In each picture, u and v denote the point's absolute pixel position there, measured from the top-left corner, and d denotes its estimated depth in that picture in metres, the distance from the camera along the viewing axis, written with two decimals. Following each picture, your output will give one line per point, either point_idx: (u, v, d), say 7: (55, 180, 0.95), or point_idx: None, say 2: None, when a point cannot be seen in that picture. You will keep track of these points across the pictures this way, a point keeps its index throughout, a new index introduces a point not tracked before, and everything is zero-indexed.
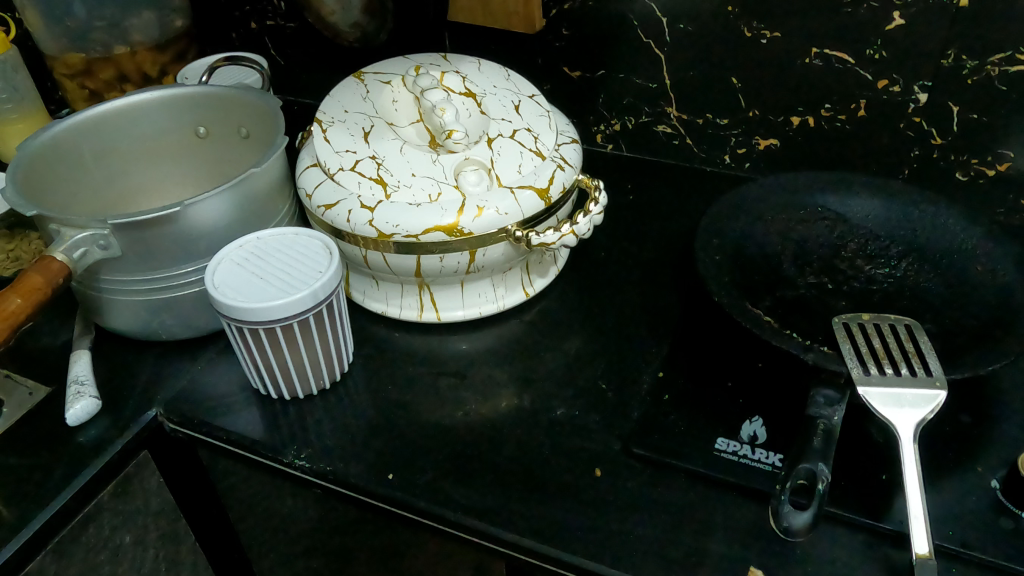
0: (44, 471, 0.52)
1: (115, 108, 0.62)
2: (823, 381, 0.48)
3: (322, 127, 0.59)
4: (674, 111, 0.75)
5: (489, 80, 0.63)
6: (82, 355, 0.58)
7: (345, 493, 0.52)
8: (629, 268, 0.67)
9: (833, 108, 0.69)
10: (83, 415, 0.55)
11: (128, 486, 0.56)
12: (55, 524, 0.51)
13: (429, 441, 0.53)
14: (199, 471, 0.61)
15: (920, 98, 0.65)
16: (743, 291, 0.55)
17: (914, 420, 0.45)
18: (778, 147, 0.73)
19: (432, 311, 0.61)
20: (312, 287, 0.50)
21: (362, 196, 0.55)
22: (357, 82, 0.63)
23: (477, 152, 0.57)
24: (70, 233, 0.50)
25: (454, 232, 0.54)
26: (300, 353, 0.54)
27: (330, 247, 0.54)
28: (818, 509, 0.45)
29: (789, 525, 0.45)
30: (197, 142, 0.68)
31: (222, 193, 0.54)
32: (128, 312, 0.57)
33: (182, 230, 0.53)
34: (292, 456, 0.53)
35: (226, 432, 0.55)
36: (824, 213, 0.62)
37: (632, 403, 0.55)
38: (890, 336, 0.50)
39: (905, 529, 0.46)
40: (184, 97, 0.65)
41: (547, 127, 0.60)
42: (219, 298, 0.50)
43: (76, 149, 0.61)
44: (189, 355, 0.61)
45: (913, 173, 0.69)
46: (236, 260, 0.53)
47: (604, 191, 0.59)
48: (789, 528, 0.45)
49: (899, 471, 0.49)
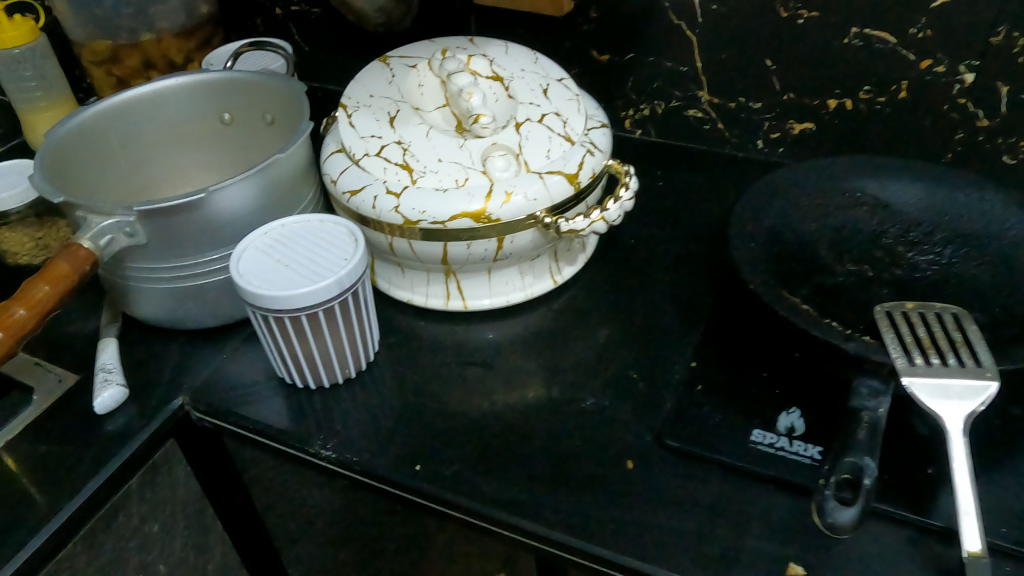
0: (72, 459, 0.52)
1: (140, 95, 0.62)
2: (867, 372, 0.46)
3: (347, 112, 0.58)
4: (705, 95, 0.73)
5: (517, 64, 0.62)
6: (110, 344, 0.58)
7: (373, 485, 0.51)
8: (660, 256, 0.66)
9: (872, 90, 0.66)
10: (111, 403, 0.54)
11: (155, 475, 0.56)
12: (84, 513, 0.51)
13: (457, 431, 0.52)
14: (226, 461, 0.61)
15: (966, 78, 0.62)
16: (780, 279, 0.53)
17: (963, 412, 0.44)
18: (814, 131, 0.71)
19: (458, 299, 0.60)
20: (338, 275, 0.50)
21: (388, 182, 0.54)
22: (382, 66, 0.62)
23: (505, 137, 0.56)
24: (96, 220, 0.49)
25: (482, 219, 0.53)
26: (326, 342, 0.53)
27: (355, 234, 0.53)
28: (865, 506, 0.43)
29: (834, 521, 0.44)
30: (221, 129, 0.68)
31: (247, 179, 0.53)
32: (153, 300, 0.57)
33: (206, 216, 0.52)
34: (319, 446, 0.52)
35: (252, 421, 0.54)
36: (864, 199, 0.60)
37: (665, 395, 0.54)
38: (935, 324, 0.48)
39: (952, 525, 0.44)
40: (209, 84, 0.64)
41: (576, 112, 0.59)
42: (244, 286, 0.49)
43: (102, 136, 0.61)
44: (215, 344, 0.60)
45: (957, 157, 0.67)
46: (261, 248, 0.52)
47: (635, 177, 0.57)
48: (833, 523, 0.44)
49: (944, 466, 0.47)
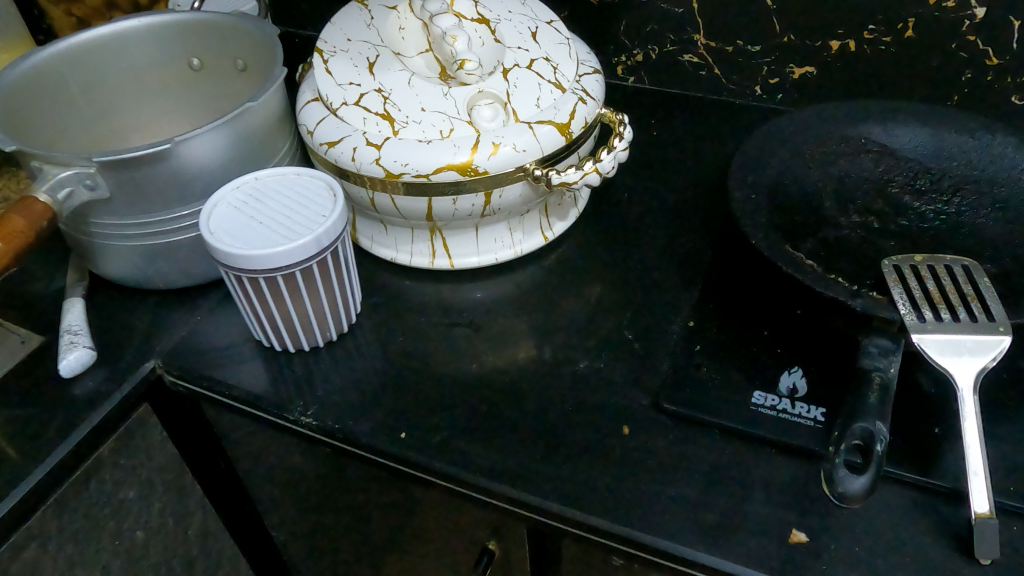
0: (37, 426, 0.49)
1: (102, 36, 0.58)
2: (877, 331, 0.43)
3: (323, 57, 0.55)
4: (701, 39, 0.70)
5: (504, 5, 0.58)
6: (75, 304, 0.54)
7: (356, 452, 0.49)
8: (655, 209, 0.63)
9: (876, 30, 0.63)
10: (77, 366, 0.51)
11: (129, 442, 0.53)
12: (51, 483, 0.48)
13: (444, 395, 0.50)
14: (204, 426, 0.59)
15: (976, 14, 0.59)
16: (783, 232, 0.51)
17: (974, 369, 0.42)
18: (815, 75, 0.68)
19: (444, 257, 0.57)
20: (315, 232, 0.46)
21: (368, 132, 0.51)
22: (360, 9, 0.58)
23: (492, 84, 0.52)
24: (53, 171, 0.46)
25: (469, 172, 0.49)
26: (305, 303, 0.50)
27: (334, 188, 0.50)
28: (878, 473, 0.40)
29: (845, 491, 0.41)
30: (190, 75, 0.64)
31: (216, 129, 0.50)
32: (120, 259, 0.53)
33: (173, 169, 0.49)
34: (299, 413, 0.50)
35: (229, 387, 0.52)
36: (869, 145, 0.57)
37: (661, 354, 0.51)
38: (946, 279, 0.46)
39: (961, 487, 0.42)
40: (175, 26, 0.60)
41: (567, 57, 0.55)
42: (214, 245, 0.46)
43: (61, 80, 0.57)
44: (189, 305, 0.58)
45: (963, 100, 0.64)
46: (233, 204, 0.49)
47: (630, 126, 0.54)
48: (844, 493, 0.41)
49: (952, 425, 0.45)
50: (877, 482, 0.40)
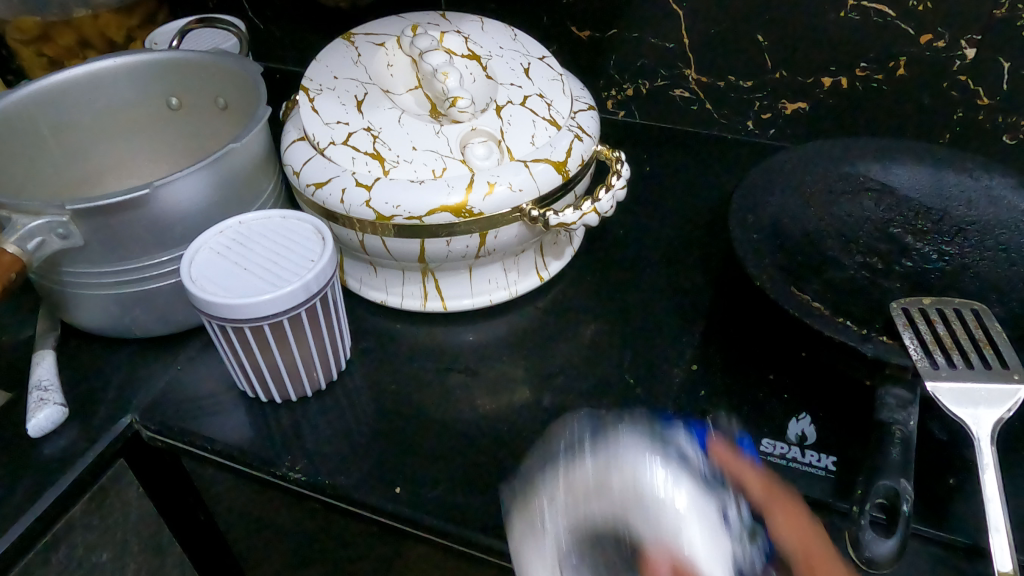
0: (3, 488, 0.46)
1: (76, 77, 0.55)
2: (890, 379, 0.42)
3: (308, 95, 0.53)
4: (692, 74, 0.69)
5: (495, 41, 0.57)
6: (47, 355, 0.51)
7: (347, 508, 0.47)
8: (651, 248, 0.62)
9: (868, 68, 0.63)
10: (48, 425, 0.48)
11: (102, 500, 0.50)
12: (16, 550, 0.45)
13: (439, 445, 0.48)
14: (182, 479, 0.56)
15: (968, 54, 0.59)
16: (787, 274, 0.49)
17: (992, 421, 0.40)
18: (807, 111, 0.67)
19: (436, 299, 0.55)
20: (304, 278, 0.44)
21: (357, 173, 0.49)
22: (346, 45, 0.57)
23: (485, 122, 0.51)
24: (23, 221, 0.43)
25: (463, 213, 0.48)
26: (292, 351, 0.48)
27: (322, 231, 0.48)
28: (906, 534, 0.37)
29: (873, 555, 0.38)
30: (168, 115, 0.61)
31: (197, 172, 0.47)
32: (96, 307, 0.51)
33: (152, 214, 0.47)
34: (286, 468, 0.47)
35: (211, 441, 0.49)
36: (867, 184, 0.56)
37: (663, 401, 0.50)
38: (957, 323, 0.45)
39: (981, 542, 0.41)
40: (151, 64, 0.57)
41: (561, 92, 0.54)
42: (196, 293, 0.43)
43: (31, 123, 0.54)
44: (167, 354, 0.55)
45: (955, 137, 0.63)
46: (216, 249, 0.47)
47: (626, 163, 0.53)
48: (872, 557, 0.38)
49: (968, 475, 0.44)
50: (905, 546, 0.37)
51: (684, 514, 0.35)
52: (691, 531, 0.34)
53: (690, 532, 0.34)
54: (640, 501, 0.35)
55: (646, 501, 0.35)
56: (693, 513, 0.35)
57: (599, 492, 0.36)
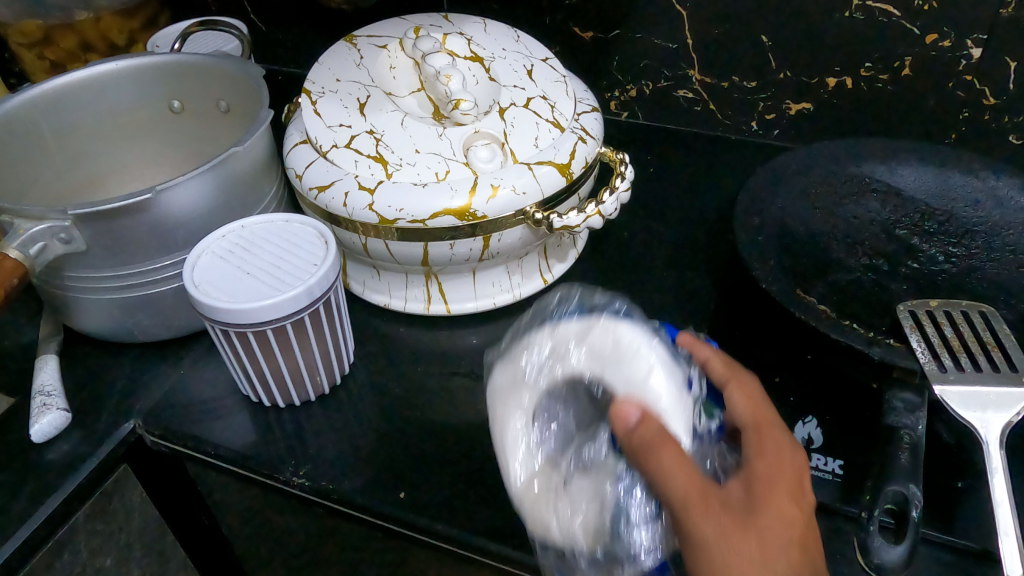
0: (7, 494, 0.46)
1: (77, 81, 0.55)
2: (897, 382, 0.42)
3: (311, 98, 0.52)
4: (696, 75, 0.69)
5: (498, 42, 0.56)
6: (49, 360, 0.51)
7: (351, 513, 0.46)
8: (655, 250, 0.61)
9: (873, 68, 0.62)
10: (51, 430, 0.48)
11: (105, 506, 0.50)
12: (21, 555, 0.45)
13: (442, 449, 0.48)
14: (186, 484, 0.55)
15: (974, 53, 0.58)
16: (793, 276, 0.49)
17: (1001, 424, 0.40)
18: (811, 111, 0.67)
19: (440, 302, 0.55)
20: (307, 283, 0.44)
21: (360, 176, 0.48)
22: (348, 47, 0.56)
23: (488, 124, 0.51)
24: (25, 226, 0.43)
25: (466, 216, 0.47)
26: (295, 356, 0.47)
27: (325, 236, 0.48)
28: (914, 542, 0.37)
29: (882, 560, 0.39)
30: (170, 118, 0.61)
31: (200, 176, 0.47)
32: (99, 311, 0.51)
33: (155, 218, 0.46)
34: (290, 473, 0.47)
35: (214, 446, 0.49)
36: (873, 185, 0.56)
37: None
38: (964, 326, 0.45)
39: (990, 547, 0.40)
40: (153, 67, 0.57)
41: (564, 94, 0.54)
42: (199, 298, 0.43)
43: (33, 127, 0.54)
44: (170, 358, 0.55)
45: (961, 137, 0.63)
46: (219, 253, 0.46)
47: (630, 165, 0.52)
48: (882, 563, 0.39)
49: (976, 479, 0.43)
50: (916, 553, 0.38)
51: (652, 371, 0.38)
52: (654, 381, 0.37)
53: (657, 385, 0.37)
54: (613, 360, 0.39)
55: (614, 360, 0.39)
56: (660, 375, 0.38)
57: (572, 355, 0.40)
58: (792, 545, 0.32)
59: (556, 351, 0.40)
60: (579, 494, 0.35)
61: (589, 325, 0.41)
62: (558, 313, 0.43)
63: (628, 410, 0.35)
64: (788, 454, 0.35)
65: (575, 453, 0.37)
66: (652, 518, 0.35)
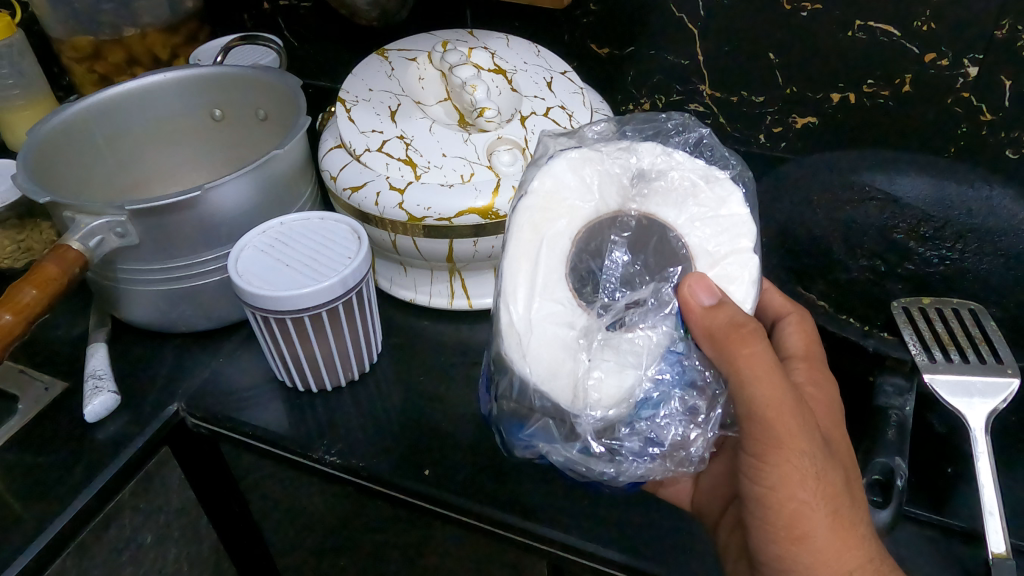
0: (62, 470, 0.50)
1: (128, 91, 0.60)
2: (888, 370, 0.46)
3: (345, 106, 0.56)
4: (706, 90, 0.72)
5: (519, 57, 0.60)
6: (99, 348, 0.55)
7: (378, 490, 0.50)
8: None
9: (875, 84, 0.66)
10: (102, 411, 0.52)
11: (149, 483, 0.54)
12: (74, 525, 0.49)
13: (464, 433, 0.51)
14: (221, 467, 0.59)
15: (971, 72, 0.62)
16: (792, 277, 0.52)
17: (985, 411, 0.43)
18: (816, 125, 0.70)
19: (462, 298, 0.58)
20: (342, 273, 0.48)
21: (391, 177, 0.52)
22: (380, 60, 0.60)
23: (510, 131, 0.54)
24: (86, 221, 0.47)
25: (489, 215, 0.51)
26: (329, 342, 0.51)
27: (358, 232, 0.51)
28: (899, 504, 0.40)
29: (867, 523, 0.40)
30: (211, 126, 0.66)
31: (244, 176, 0.51)
32: (145, 302, 0.54)
33: (201, 214, 0.50)
34: (322, 452, 0.50)
35: (251, 427, 0.52)
36: (872, 193, 0.59)
37: None
38: (955, 321, 0.48)
39: (976, 526, 0.43)
40: (198, 79, 0.62)
41: (581, 104, 0.57)
42: (243, 286, 0.47)
43: (88, 134, 0.59)
44: (209, 348, 0.59)
45: (960, 150, 0.66)
46: (260, 247, 0.50)
47: None
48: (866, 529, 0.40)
49: (965, 465, 0.46)
50: (899, 519, 0.40)
51: (741, 259, 0.38)
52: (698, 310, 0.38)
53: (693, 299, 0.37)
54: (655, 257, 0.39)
55: (706, 217, 0.38)
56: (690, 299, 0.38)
57: (665, 191, 0.39)
58: (785, 537, 0.38)
59: (657, 175, 0.39)
60: (628, 356, 0.37)
61: (715, 176, 0.39)
62: (672, 116, 0.45)
63: (697, 295, 0.37)
64: (787, 412, 0.38)
65: (653, 293, 0.39)
66: (683, 411, 0.38)
